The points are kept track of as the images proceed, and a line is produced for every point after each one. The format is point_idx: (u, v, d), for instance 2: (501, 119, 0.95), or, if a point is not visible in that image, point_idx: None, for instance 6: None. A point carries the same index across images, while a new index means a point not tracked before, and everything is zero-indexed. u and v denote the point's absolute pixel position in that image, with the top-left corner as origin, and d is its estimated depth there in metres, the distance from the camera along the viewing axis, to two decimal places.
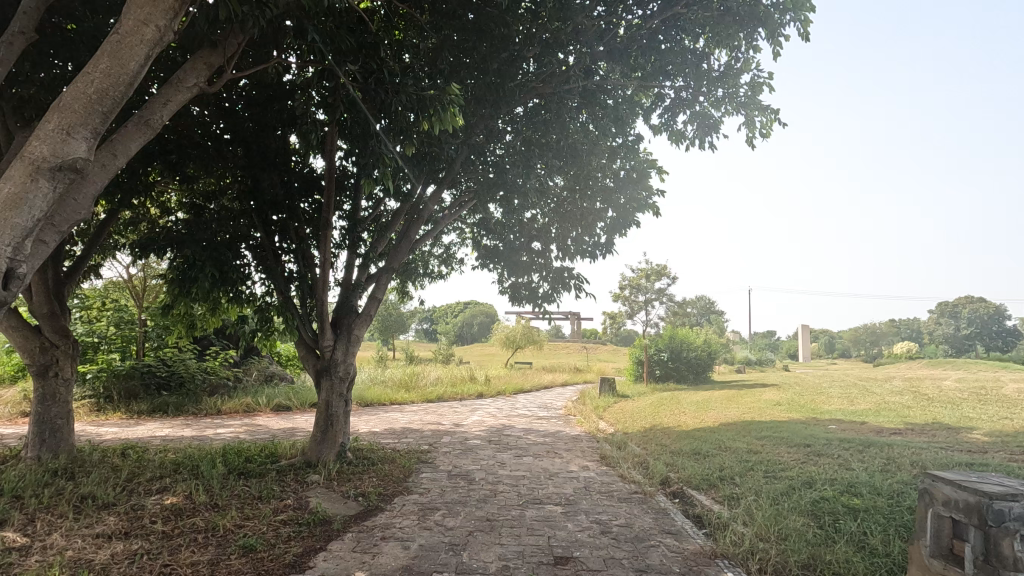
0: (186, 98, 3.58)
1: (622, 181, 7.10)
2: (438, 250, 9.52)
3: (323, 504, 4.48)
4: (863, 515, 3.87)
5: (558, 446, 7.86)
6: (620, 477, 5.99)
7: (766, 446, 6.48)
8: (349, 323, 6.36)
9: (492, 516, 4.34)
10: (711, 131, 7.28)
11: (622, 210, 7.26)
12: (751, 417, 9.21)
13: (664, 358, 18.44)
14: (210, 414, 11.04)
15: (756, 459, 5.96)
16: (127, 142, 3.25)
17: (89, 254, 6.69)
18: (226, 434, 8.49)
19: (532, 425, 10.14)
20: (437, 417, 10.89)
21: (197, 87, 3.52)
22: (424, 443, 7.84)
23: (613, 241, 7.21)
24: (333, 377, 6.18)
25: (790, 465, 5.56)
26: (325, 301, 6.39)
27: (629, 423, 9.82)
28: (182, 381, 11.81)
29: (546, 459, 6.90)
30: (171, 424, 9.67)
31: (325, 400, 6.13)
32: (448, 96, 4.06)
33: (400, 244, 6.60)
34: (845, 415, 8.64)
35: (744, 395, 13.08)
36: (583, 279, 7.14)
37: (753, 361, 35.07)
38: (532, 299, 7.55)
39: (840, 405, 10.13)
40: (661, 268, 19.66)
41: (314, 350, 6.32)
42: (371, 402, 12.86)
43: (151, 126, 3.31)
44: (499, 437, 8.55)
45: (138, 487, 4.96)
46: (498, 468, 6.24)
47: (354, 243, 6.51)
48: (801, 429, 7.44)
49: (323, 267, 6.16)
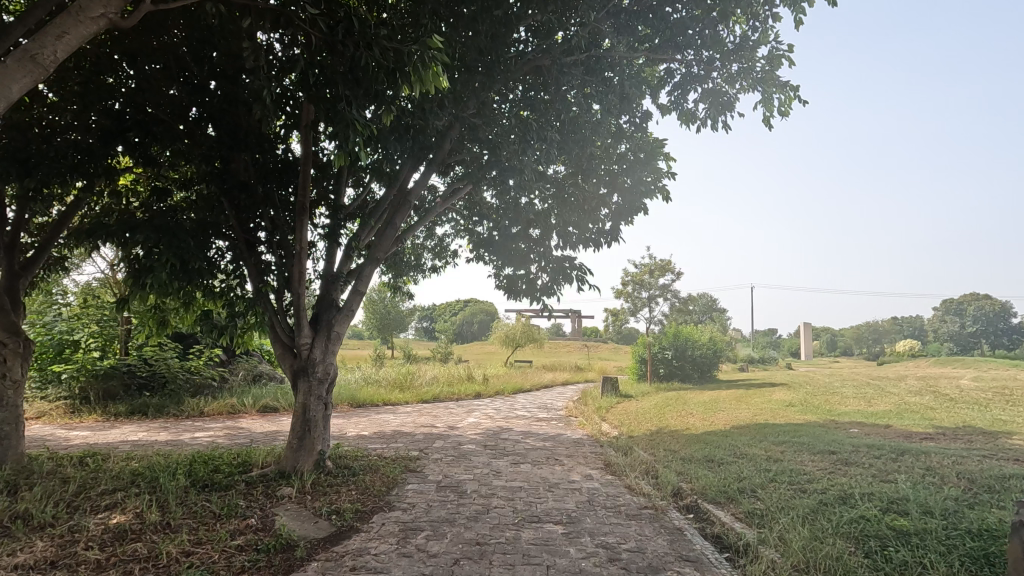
0: (95, 33, 3.14)
1: (631, 164, 6.42)
2: (431, 241, 8.94)
3: (289, 525, 3.92)
4: (916, 541, 3.32)
5: (559, 451, 7.30)
6: (628, 488, 5.42)
7: (787, 453, 5.92)
8: (329, 319, 5.79)
9: (482, 540, 3.78)
10: (725, 110, 6.72)
11: (629, 193, 6.57)
12: (764, 419, 8.66)
13: (668, 357, 17.89)
14: (192, 415, 10.47)
15: (778, 468, 5.40)
16: (9, 80, 2.79)
17: (49, 246, 6.12)
18: (204, 438, 7.93)
19: (530, 428, 9.55)
20: (430, 419, 10.32)
21: (106, 18, 3.09)
22: (414, 448, 7.28)
23: (618, 228, 6.63)
24: (311, 378, 5.59)
25: (818, 476, 4.99)
26: (303, 294, 5.82)
27: (634, 426, 9.27)
28: (163, 381, 11.24)
29: (547, 467, 6.33)
30: (148, 426, 9.14)
31: (302, 402, 5.55)
32: (430, 50, 3.50)
33: (385, 230, 6.00)
34: (866, 417, 8.08)
35: (754, 395, 12.52)
36: (587, 269, 6.55)
37: (756, 359, 34.50)
38: (531, 293, 6.96)
39: (857, 406, 9.59)
40: (666, 263, 19.07)
41: (292, 348, 5.75)
42: (364, 402, 12.32)
43: (38, 61, 2.86)
44: (496, 441, 7.98)
45: (85, 503, 4.39)
46: (493, 478, 5.68)
47: (335, 230, 5.93)
48: (822, 433, 6.88)
49: (300, 256, 5.60)
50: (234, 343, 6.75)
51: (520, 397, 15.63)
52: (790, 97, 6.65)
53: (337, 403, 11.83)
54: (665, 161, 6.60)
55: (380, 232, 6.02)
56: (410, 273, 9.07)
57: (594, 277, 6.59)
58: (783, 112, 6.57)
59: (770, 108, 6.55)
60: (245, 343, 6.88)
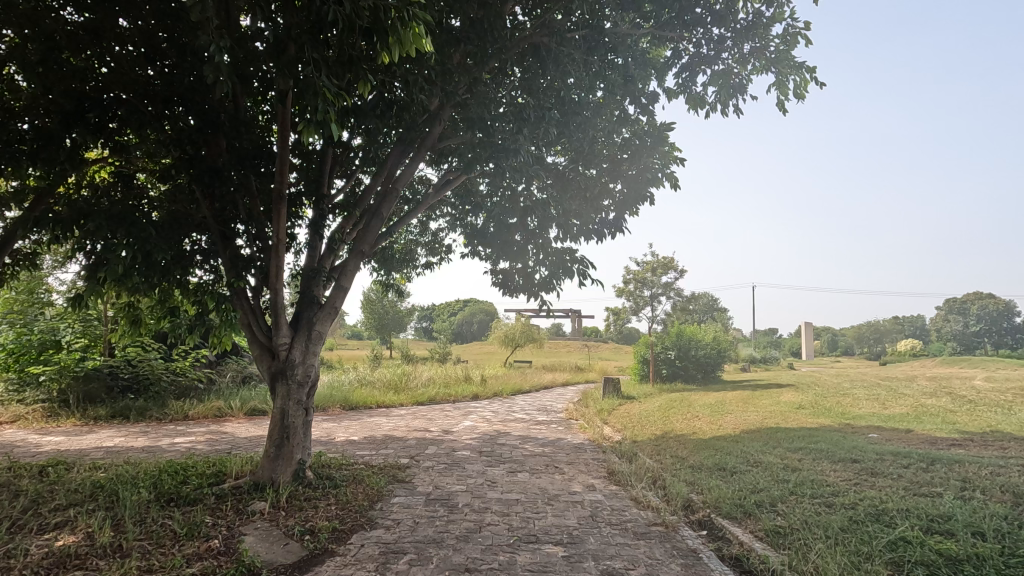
0: None
1: (635, 150, 5.92)
2: (425, 236, 8.50)
3: (255, 549, 3.49)
4: (969, 569, 2.89)
5: (559, 458, 6.85)
6: (634, 500, 4.98)
7: (805, 462, 5.47)
8: (310, 317, 5.35)
9: (472, 565, 3.34)
10: (737, 94, 6.28)
11: (635, 182, 6.06)
12: (775, 423, 8.23)
13: (671, 357, 17.46)
14: (176, 419, 10.03)
15: (798, 478, 4.95)
16: None
17: (10, 239, 5.65)
18: (182, 445, 7.47)
19: (529, 432, 9.10)
20: (424, 423, 9.86)
21: None
22: (404, 455, 6.82)
23: (622, 219, 6.19)
24: (289, 381, 5.15)
25: (844, 489, 4.54)
26: (282, 291, 5.38)
27: (638, 429, 8.83)
28: (148, 383, 10.79)
29: (546, 476, 5.87)
30: (127, 431, 8.70)
31: (280, 407, 5.11)
32: (411, 6, 3.05)
33: (371, 221, 5.53)
34: (883, 421, 7.64)
35: (762, 396, 12.08)
36: (588, 262, 6.11)
37: (758, 359, 34.11)
38: (529, 289, 6.51)
39: (871, 408, 9.16)
40: (668, 260, 18.63)
41: (269, 348, 5.32)
42: (357, 404, 11.88)
43: None
44: (492, 447, 7.53)
45: (32, 522, 3.95)
46: (487, 489, 5.23)
47: (318, 221, 5.48)
48: (840, 439, 6.44)
49: (278, 249, 5.14)
50: (212, 342, 6.30)
51: (519, 399, 15.20)
52: (806, 81, 6.22)
53: (328, 406, 11.38)
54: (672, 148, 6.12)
55: (365, 223, 5.56)
56: (402, 270, 8.63)
57: (596, 271, 6.15)
58: (799, 96, 6.14)
59: (784, 91, 6.12)
60: (224, 343, 6.44)
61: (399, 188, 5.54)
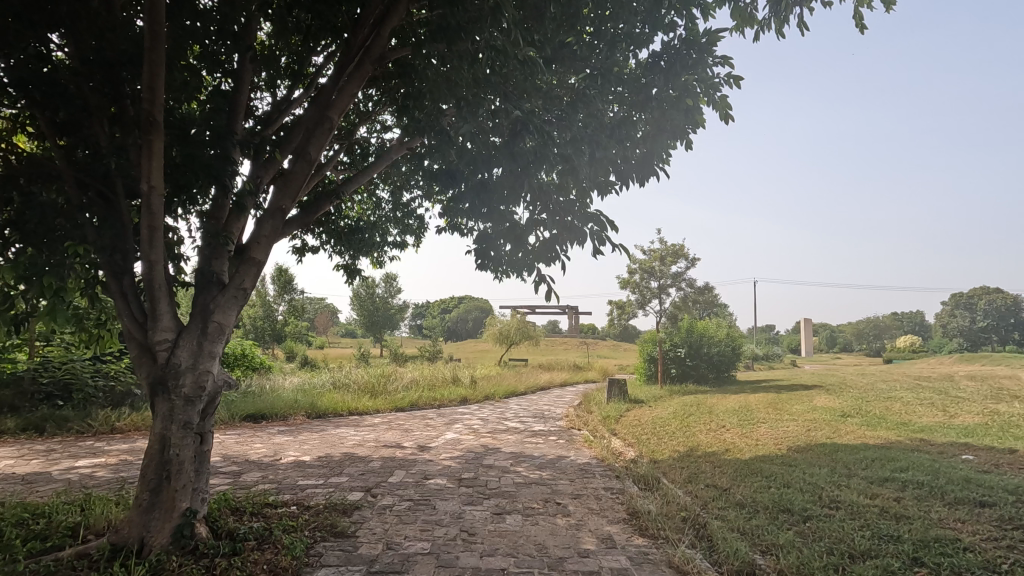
0: None
1: (675, 60, 4.22)
2: (396, 211, 6.92)
3: None
4: None
5: (561, 489, 5.27)
6: (674, 569, 3.41)
7: (909, 505, 3.88)
8: (206, 303, 3.72)
9: None
10: (800, 3, 4.67)
11: (671, 108, 4.34)
12: (826, 437, 6.67)
13: (681, 356, 15.93)
14: (100, 433, 8.38)
15: (916, 536, 3.38)
16: None
17: None
18: (78, 472, 5.83)
19: (523, 447, 7.53)
20: (398, 436, 8.25)
21: None
22: (359, 487, 5.20)
23: (648, 160, 4.57)
24: (170, 393, 3.51)
25: (1001, 561, 3.01)
26: (164, 266, 3.73)
27: (656, 443, 7.28)
28: (74, 389, 9.09)
29: (544, 521, 4.28)
30: (27, 450, 7.06)
31: (158, 431, 3.49)
32: None
33: (294, 164, 3.89)
34: (967, 437, 6.07)
35: (790, 399, 10.60)
36: (605, 222, 4.34)
37: (761, 358, 32.68)
38: (523, 262, 4.59)
39: (934, 418, 7.59)
40: (678, 248, 17.07)
41: (147, 347, 3.67)
42: (325, 411, 10.28)
43: None
44: (475, 472, 5.91)
45: None
46: (461, 549, 3.62)
47: (220, 165, 3.87)
48: (934, 464, 4.89)
49: (148, 203, 3.47)
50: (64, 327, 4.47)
51: (513, 403, 13.56)
52: None
53: (290, 414, 9.76)
54: (724, 58, 4.40)
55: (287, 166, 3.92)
56: (370, 253, 7.07)
57: (617, 234, 4.37)
58: (886, 2, 4.54)
59: None
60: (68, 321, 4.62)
61: (333, 116, 3.91)
